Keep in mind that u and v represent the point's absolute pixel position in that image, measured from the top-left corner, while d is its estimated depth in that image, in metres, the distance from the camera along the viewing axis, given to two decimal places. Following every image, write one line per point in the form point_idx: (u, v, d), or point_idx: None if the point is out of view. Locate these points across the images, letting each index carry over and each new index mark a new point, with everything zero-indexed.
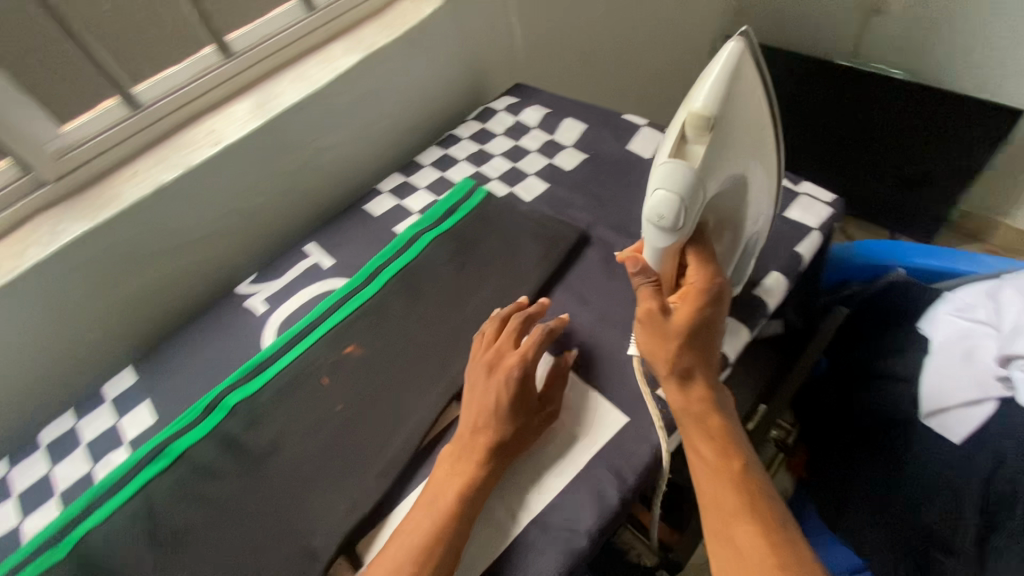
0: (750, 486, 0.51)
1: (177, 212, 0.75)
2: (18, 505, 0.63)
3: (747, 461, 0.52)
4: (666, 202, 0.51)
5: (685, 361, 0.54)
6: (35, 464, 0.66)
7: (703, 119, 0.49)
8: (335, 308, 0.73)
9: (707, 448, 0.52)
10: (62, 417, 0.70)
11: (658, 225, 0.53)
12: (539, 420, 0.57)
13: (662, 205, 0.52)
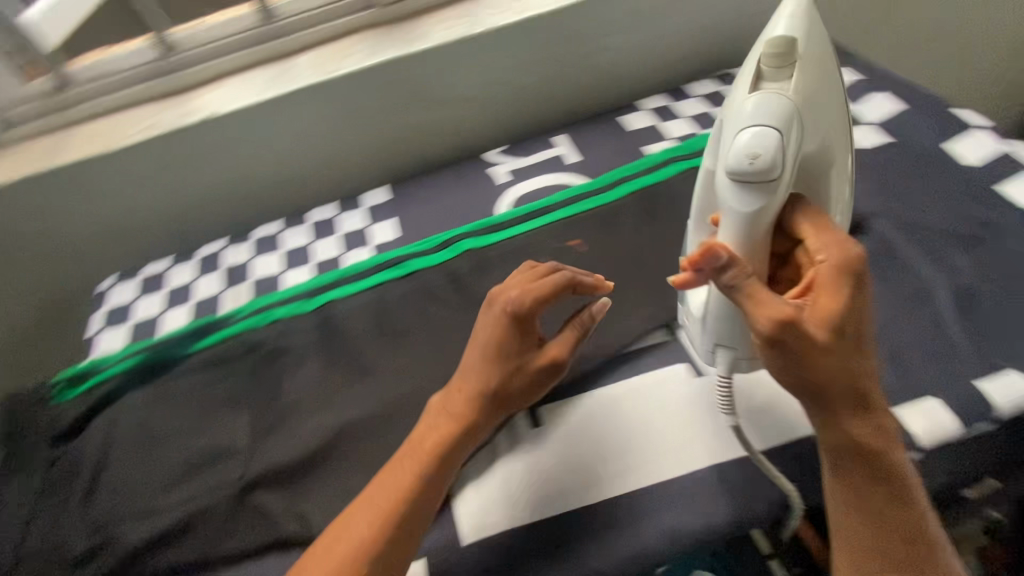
0: (915, 547, 0.40)
1: (466, 65, 0.79)
2: (283, 260, 0.75)
3: (918, 517, 0.41)
4: (761, 138, 0.42)
5: (831, 392, 0.38)
6: (301, 233, 0.79)
7: (784, 55, 0.44)
8: (570, 201, 0.73)
9: (858, 508, 0.41)
10: (327, 206, 0.82)
11: (748, 172, 0.42)
12: (536, 379, 0.47)
13: (755, 142, 0.42)
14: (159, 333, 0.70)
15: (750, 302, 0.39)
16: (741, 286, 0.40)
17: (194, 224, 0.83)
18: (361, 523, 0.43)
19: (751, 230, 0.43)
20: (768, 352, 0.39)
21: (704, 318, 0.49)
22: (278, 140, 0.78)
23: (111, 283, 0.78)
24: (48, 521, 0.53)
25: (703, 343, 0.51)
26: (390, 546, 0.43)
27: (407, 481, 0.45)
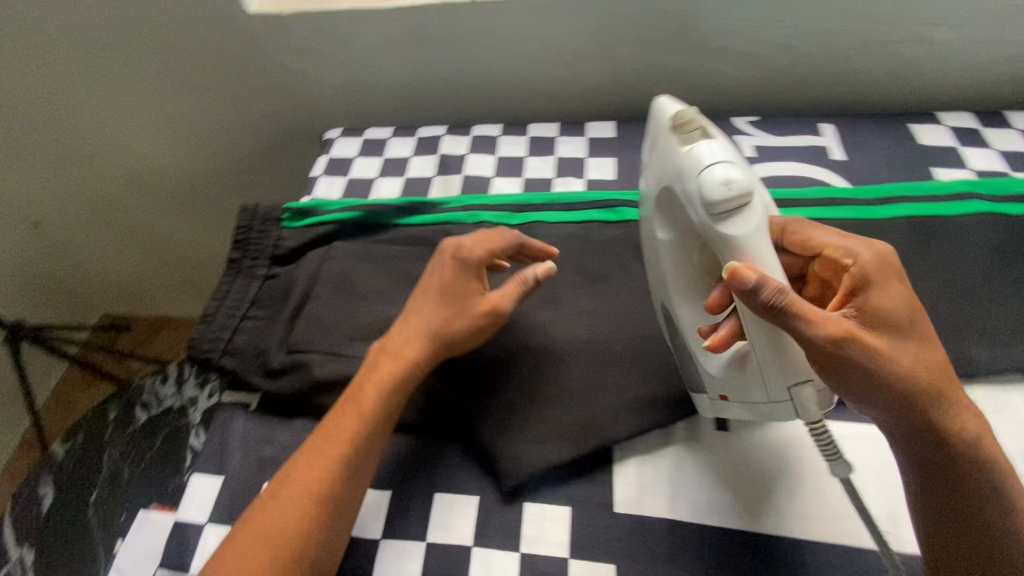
0: (993, 510, 0.42)
1: (756, 15, 0.70)
2: (495, 165, 0.75)
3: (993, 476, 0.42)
4: (723, 169, 0.40)
5: (891, 386, 0.41)
6: (519, 144, 0.77)
7: (701, 128, 0.43)
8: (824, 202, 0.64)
9: (933, 479, 0.42)
10: (549, 124, 0.79)
11: (736, 217, 0.41)
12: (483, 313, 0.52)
13: (721, 178, 0.40)
14: (371, 197, 0.73)
15: (796, 326, 0.40)
16: (791, 316, 0.39)
17: (419, 104, 0.84)
18: (331, 467, 0.46)
19: (768, 264, 0.41)
20: (831, 362, 0.40)
21: (742, 373, 0.45)
22: (528, 44, 0.75)
23: (336, 135, 0.83)
24: (257, 329, 0.60)
25: (761, 403, 0.46)
26: (347, 478, 0.46)
27: (361, 428, 0.48)
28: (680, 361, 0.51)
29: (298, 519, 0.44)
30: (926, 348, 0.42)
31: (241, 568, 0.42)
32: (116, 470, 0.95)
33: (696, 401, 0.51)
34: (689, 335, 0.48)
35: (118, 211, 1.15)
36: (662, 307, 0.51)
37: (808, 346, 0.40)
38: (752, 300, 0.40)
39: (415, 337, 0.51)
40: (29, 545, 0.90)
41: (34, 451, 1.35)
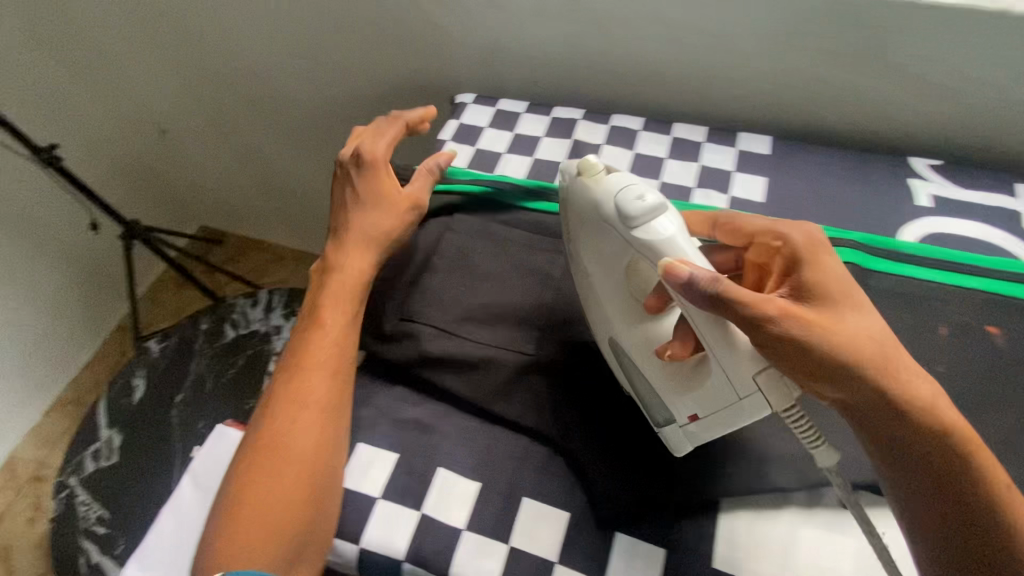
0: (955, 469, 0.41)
1: (974, 48, 0.60)
2: (632, 162, 0.70)
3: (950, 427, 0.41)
4: (631, 189, 0.46)
5: (832, 362, 0.41)
6: (660, 144, 0.72)
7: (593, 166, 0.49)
8: (987, 274, 0.56)
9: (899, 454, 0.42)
10: (696, 128, 0.73)
11: (645, 210, 0.45)
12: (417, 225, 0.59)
13: (632, 197, 0.46)
14: (497, 173, 0.71)
15: (734, 305, 0.41)
16: (727, 297, 0.41)
17: (557, 81, 0.80)
18: (320, 380, 0.52)
19: (692, 253, 0.44)
20: (777, 341, 0.41)
21: (704, 378, 0.45)
22: (694, 36, 0.69)
23: (469, 100, 0.80)
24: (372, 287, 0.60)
25: (725, 408, 0.44)
26: (334, 389, 0.52)
27: (339, 348, 0.54)
28: (642, 400, 0.50)
29: (302, 429, 0.50)
30: (854, 310, 0.43)
31: (261, 488, 0.48)
32: (202, 378, 1.00)
33: (665, 441, 0.49)
34: (644, 366, 0.48)
35: (237, 133, 1.19)
36: (612, 346, 0.51)
37: (747, 325, 0.41)
38: (690, 289, 0.42)
39: (372, 260, 0.58)
40: (117, 429, 0.97)
41: (126, 337, 1.46)
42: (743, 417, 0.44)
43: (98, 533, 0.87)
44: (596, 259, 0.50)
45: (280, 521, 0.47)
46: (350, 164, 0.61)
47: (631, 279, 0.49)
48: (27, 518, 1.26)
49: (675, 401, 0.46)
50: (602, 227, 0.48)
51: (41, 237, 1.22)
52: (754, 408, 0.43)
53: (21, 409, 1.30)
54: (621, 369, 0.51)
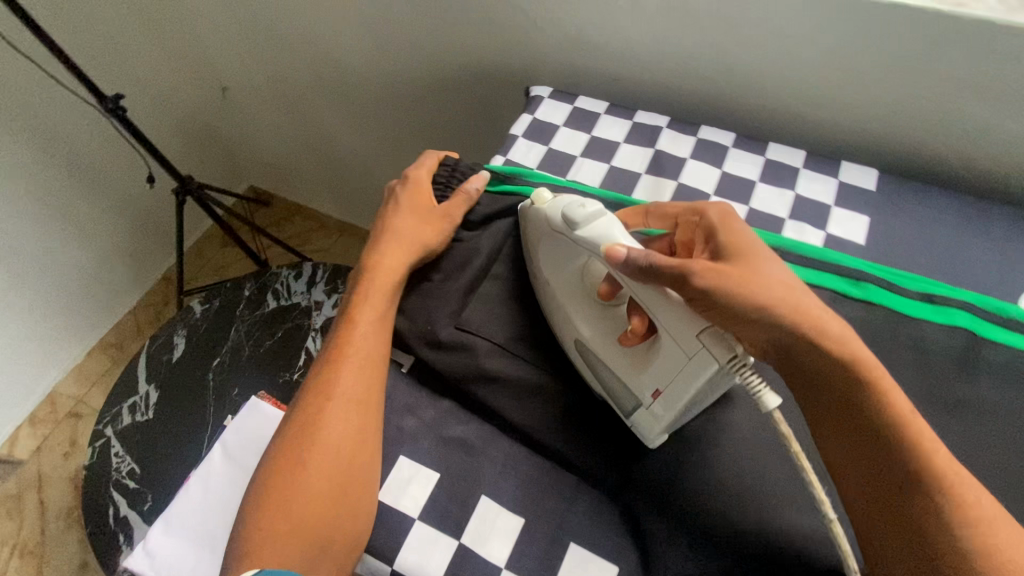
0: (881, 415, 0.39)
1: None
2: (718, 182, 0.64)
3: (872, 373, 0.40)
4: (574, 201, 0.51)
5: (745, 308, 0.42)
6: (752, 165, 0.66)
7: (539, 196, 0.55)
8: (981, 314, 0.52)
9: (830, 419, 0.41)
10: (795, 151, 0.67)
11: (587, 214, 0.49)
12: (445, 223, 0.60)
13: (575, 203, 0.50)
14: (568, 178, 0.67)
15: (658, 267, 0.44)
16: (652, 261, 0.44)
17: (641, 81, 0.74)
18: (349, 376, 0.50)
19: (626, 238, 0.48)
20: (705, 296, 0.43)
21: (656, 353, 0.45)
22: (805, 48, 0.62)
23: (545, 94, 0.75)
24: (428, 291, 0.58)
25: (678, 374, 0.43)
26: (367, 389, 0.50)
27: (371, 346, 0.53)
28: (612, 397, 0.49)
29: (334, 427, 0.48)
30: (765, 261, 0.45)
31: (289, 488, 0.46)
32: (239, 345, 1.00)
33: (638, 431, 0.48)
34: (605, 358, 0.49)
35: (296, 98, 1.17)
36: (575, 347, 0.52)
37: (676, 283, 0.44)
38: (629, 262, 0.45)
39: (406, 260, 0.57)
40: (154, 385, 0.97)
41: (169, 288, 1.48)
42: (693, 381, 0.42)
43: (129, 486, 0.88)
44: (554, 269, 0.54)
45: (309, 523, 0.45)
46: (396, 185, 0.63)
47: (590, 284, 0.52)
48: (63, 452, 1.29)
49: (636, 380, 0.46)
50: (557, 239, 0.53)
51: (97, 182, 1.24)
52: (700, 368, 0.42)
53: (66, 347, 1.33)
54: (586, 368, 0.51)
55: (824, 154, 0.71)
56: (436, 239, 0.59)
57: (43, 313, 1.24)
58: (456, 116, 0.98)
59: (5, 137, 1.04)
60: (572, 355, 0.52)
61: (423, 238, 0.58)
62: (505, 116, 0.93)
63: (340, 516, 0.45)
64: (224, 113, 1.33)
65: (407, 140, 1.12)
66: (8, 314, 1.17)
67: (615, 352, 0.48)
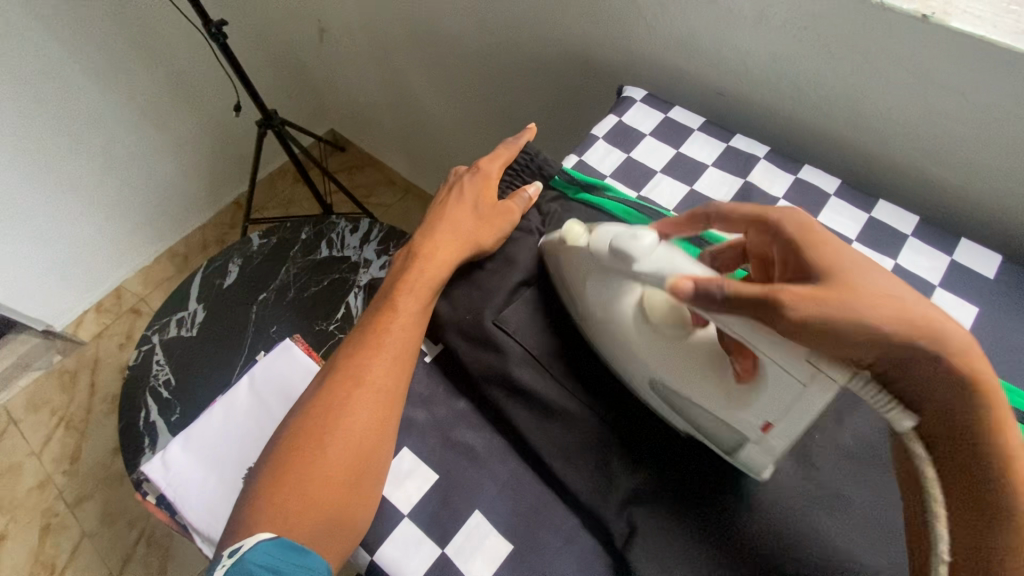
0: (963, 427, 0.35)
1: None
2: None
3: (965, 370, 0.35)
4: (621, 235, 0.47)
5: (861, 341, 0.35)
6: (852, 221, 0.59)
7: (571, 235, 0.52)
8: None
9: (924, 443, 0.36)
10: (907, 215, 0.59)
11: (638, 245, 0.45)
12: (497, 218, 0.58)
13: (626, 237, 0.46)
14: (643, 193, 0.62)
15: (742, 298, 0.37)
16: (729, 292, 0.38)
17: (747, 103, 0.68)
18: (380, 365, 0.50)
19: (691, 267, 0.43)
20: (804, 328, 0.36)
21: (763, 383, 0.41)
22: (949, 102, 0.53)
23: (638, 97, 0.70)
24: (471, 291, 0.56)
25: (794, 406, 0.40)
26: (399, 383, 0.50)
27: (405, 338, 0.52)
28: (699, 429, 0.47)
29: (361, 416, 0.48)
30: (857, 274, 0.38)
31: (300, 469, 0.45)
32: (286, 285, 1.02)
33: (742, 463, 0.45)
34: (689, 392, 0.46)
35: (387, 52, 1.16)
36: (652, 385, 0.48)
37: (763, 315, 0.37)
38: (701, 297, 0.39)
39: (455, 255, 0.56)
40: (203, 305, 1.01)
41: (238, 212, 1.54)
42: (811, 414, 0.39)
43: (162, 395, 0.93)
44: (612, 307, 0.49)
45: (314, 504, 0.44)
46: (464, 173, 0.63)
47: (656, 318, 0.47)
48: (119, 343, 1.38)
49: (737, 413, 0.43)
50: (608, 273, 0.49)
51: (190, 99, 1.29)
52: (821, 394, 0.38)
53: (138, 249, 1.42)
54: (667, 406, 0.48)
55: (939, 222, 0.63)
56: (493, 241, 0.57)
57: (121, 212, 1.32)
58: (541, 99, 0.94)
59: (110, 38, 1.09)
60: (647, 394, 0.49)
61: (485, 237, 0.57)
62: (592, 110, 0.88)
63: (351, 503, 0.45)
64: (317, 52, 1.33)
65: (487, 114, 1.09)
66: (89, 207, 1.25)
67: (706, 381, 0.45)
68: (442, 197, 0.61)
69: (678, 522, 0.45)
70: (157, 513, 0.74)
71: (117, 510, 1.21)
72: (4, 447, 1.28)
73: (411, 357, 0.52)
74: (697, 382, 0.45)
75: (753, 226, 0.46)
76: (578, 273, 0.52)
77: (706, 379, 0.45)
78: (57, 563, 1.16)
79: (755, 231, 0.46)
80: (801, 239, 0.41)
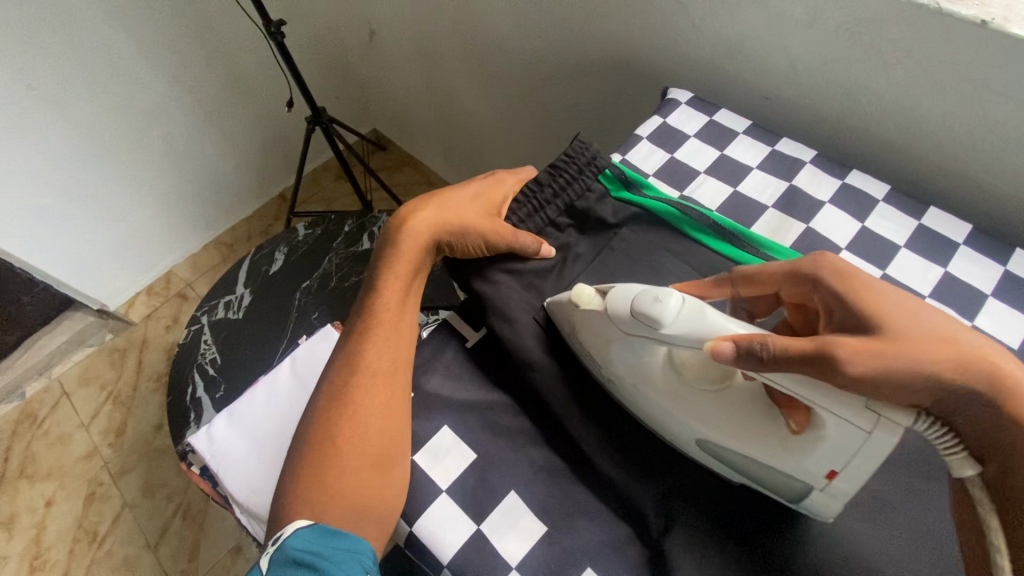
0: (1010, 432, 0.37)
1: None
2: (852, 237, 0.58)
3: (995, 376, 0.38)
4: (641, 300, 0.45)
5: (909, 382, 0.37)
6: (900, 227, 0.58)
7: (583, 299, 0.49)
8: None
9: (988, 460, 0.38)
10: (960, 223, 0.58)
11: (660, 307, 0.44)
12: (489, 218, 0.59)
13: (647, 300, 0.44)
14: (685, 193, 0.63)
15: (792, 354, 0.37)
16: (777, 350, 0.38)
17: (795, 107, 0.68)
18: (368, 350, 0.53)
19: (725, 325, 0.42)
20: (859, 380, 0.37)
21: (821, 437, 0.40)
22: (1007, 110, 0.53)
23: (683, 99, 0.71)
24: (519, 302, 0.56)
25: (858, 454, 0.39)
26: (393, 363, 0.52)
27: (390, 325, 0.55)
28: (754, 479, 0.45)
29: (362, 405, 0.50)
30: (898, 314, 0.40)
31: (324, 461, 0.48)
32: (328, 274, 1.06)
33: (807, 509, 0.44)
34: (745, 448, 0.44)
35: (434, 54, 1.19)
36: (699, 445, 0.46)
37: (819, 370, 0.37)
38: (745, 356, 0.39)
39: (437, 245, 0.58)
40: (249, 290, 1.06)
41: (282, 205, 1.60)
42: (876, 458, 0.38)
43: (208, 372, 0.97)
44: (637, 369, 0.48)
45: (338, 493, 0.47)
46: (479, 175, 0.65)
47: (694, 372, 0.47)
48: (166, 325, 1.45)
49: (800, 465, 0.41)
50: (631, 339, 0.47)
51: (244, 96, 1.35)
52: (887, 440, 0.37)
53: (189, 237, 1.49)
54: (719, 460, 0.46)
55: (993, 231, 0.61)
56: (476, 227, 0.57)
57: (176, 202, 1.40)
58: (583, 101, 0.96)
59: (174, 37, 1.16)
60: (696, 453, 0.47)
61: (468, 220, 0.58)
62: (635, 112, 0.89)
63: (375, 488, 0.46)
64: (365, 53, 1.37)
65: (529, 115, 1.11)
66: (146, 195, 1.32)
67: (761, 436, 0.44)
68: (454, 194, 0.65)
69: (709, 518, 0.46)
70: (201, 483, 0.78)
71: (156, 483, 1.26)
72: (56, 417, 1.35)
73: (391, 344, 0.54)
74: (750, 435, 0.44)
75: (781, 276, 0.46)
76: (593, 335, 0.50)
77: (759, 430, 0.44)
78: (99, 530, 1.22)
79: (788, 284, 0.46)
80: (837, 286, 0.42)
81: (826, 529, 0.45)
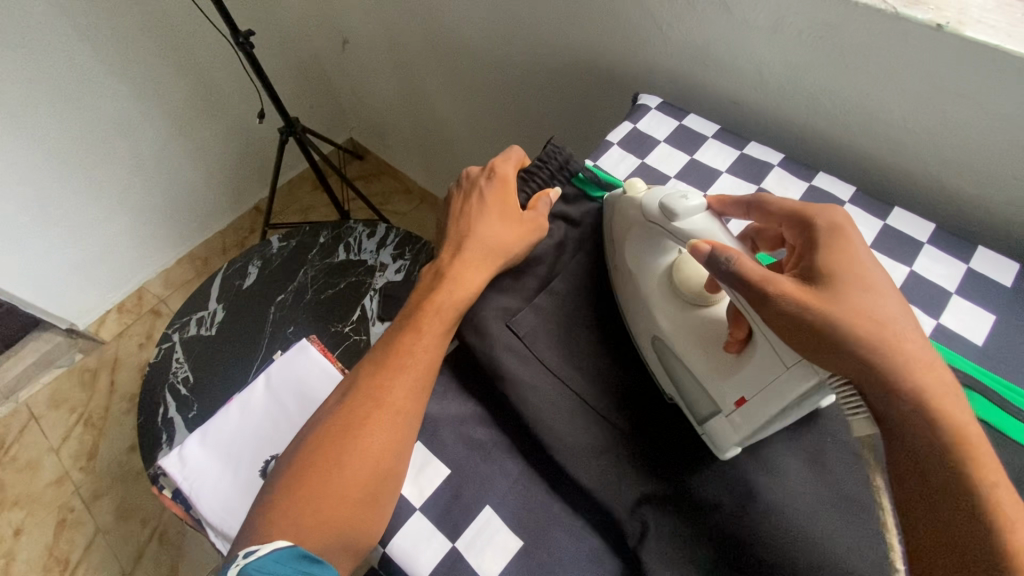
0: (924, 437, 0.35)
1: None
2: None
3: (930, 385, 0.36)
4: (677, 192, 0.49)
5: (839, 341, 0.37)
6: (867, 227, 0.59)
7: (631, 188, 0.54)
8: None
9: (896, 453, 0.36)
10: (923, 223, 0.59)
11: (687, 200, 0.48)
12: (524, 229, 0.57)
13: (675, 196, 0.48)
14: None
15: (743, 275, 0.41)
16: (734, 266, 0.41)
17: (763, 111, 0.68)
18: (403, 383, 0.49)
19: (721, 238, 0.46)
20: (783, 315, 0.39)
21: (749, 359, 0.45)
22: (968, 111, 0.53)
23: (653, 105, 0.71)
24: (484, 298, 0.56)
25: (770, 384, 0.43)
26: (420, 402, 0.49)
27: (427, 359, 0.51)
28: (685, 401, 0.50)
29: (380, 435, 0.47)
30: (863, 288, 0.39)
31: (317, 489, 0.44)
32: (303, 287, 1.04)
33: (710, 437, 0.48)
34: (687, 361, 0.49)
35: (407, 61, 1.18)
36: (654, 346, 0.52)
37: (752, 293, 0.40)
38: (709, 262, 0.43)
39: (487, 275, 0.55)
40: (222, 305, 1.03)
41: (258, 217, 1.57)
42: (786, 397, 0.42)
43: (180, 392, 0.95)
44: (641, 262, 0.53)
45: (331, 521, 0.44)
46: (482, 176, 0.61)
47: (683, 287, 0.51)
48: (139, 343, 1.41)
49: (724, 386, 0.47)
50: (649, 229, 0.52)
51: (215, 107, 1.32)
52: (797, 378, 0.41)
53: (161, 251, 1.46)
54: (663, 368, 0.51)
55: (955, 229, 0.63)
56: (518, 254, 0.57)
57: (146, 216, 1.36)
58: (557, 107, 0.96)
59: (138, 48, 1.13)
60: (648, 355, 0.53)
61: (511, 247, 0.56)
62: (608, 116, 0.89)
63: (368, 516, 0.45)
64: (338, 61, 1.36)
65: (504, 122, 1.10)
66: (113, 210, 1.29)
67: (702, 353, 0.49)
68: (462, 207, 0.60)
69: (681, 527, 0.45)
70: (174, 507, 0.73)
71: (130, 507, 1.22)
72: (24, 442, 1.31)
73: (425, 378, 0.50)
74: (695, 349, 0.49)
75: (791, 217, 0.46)
76: (623, 224, 0.55)
77: (702, 350, 0.49)
78: (71, 558, 1.17)
79: (792, 226, 0.46)
80: (825, 242, 0.42)
81: (805, 527, 0.44)
